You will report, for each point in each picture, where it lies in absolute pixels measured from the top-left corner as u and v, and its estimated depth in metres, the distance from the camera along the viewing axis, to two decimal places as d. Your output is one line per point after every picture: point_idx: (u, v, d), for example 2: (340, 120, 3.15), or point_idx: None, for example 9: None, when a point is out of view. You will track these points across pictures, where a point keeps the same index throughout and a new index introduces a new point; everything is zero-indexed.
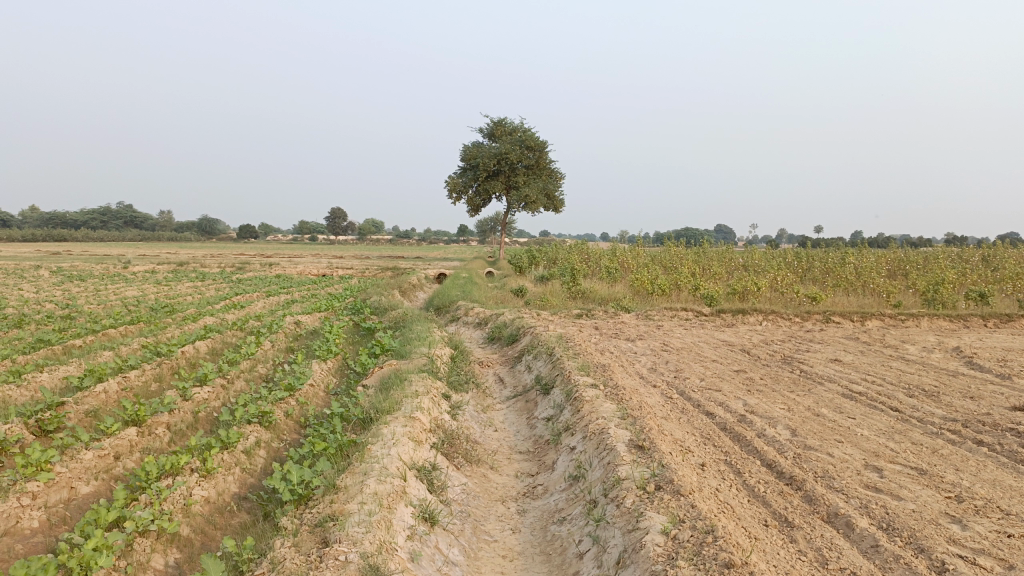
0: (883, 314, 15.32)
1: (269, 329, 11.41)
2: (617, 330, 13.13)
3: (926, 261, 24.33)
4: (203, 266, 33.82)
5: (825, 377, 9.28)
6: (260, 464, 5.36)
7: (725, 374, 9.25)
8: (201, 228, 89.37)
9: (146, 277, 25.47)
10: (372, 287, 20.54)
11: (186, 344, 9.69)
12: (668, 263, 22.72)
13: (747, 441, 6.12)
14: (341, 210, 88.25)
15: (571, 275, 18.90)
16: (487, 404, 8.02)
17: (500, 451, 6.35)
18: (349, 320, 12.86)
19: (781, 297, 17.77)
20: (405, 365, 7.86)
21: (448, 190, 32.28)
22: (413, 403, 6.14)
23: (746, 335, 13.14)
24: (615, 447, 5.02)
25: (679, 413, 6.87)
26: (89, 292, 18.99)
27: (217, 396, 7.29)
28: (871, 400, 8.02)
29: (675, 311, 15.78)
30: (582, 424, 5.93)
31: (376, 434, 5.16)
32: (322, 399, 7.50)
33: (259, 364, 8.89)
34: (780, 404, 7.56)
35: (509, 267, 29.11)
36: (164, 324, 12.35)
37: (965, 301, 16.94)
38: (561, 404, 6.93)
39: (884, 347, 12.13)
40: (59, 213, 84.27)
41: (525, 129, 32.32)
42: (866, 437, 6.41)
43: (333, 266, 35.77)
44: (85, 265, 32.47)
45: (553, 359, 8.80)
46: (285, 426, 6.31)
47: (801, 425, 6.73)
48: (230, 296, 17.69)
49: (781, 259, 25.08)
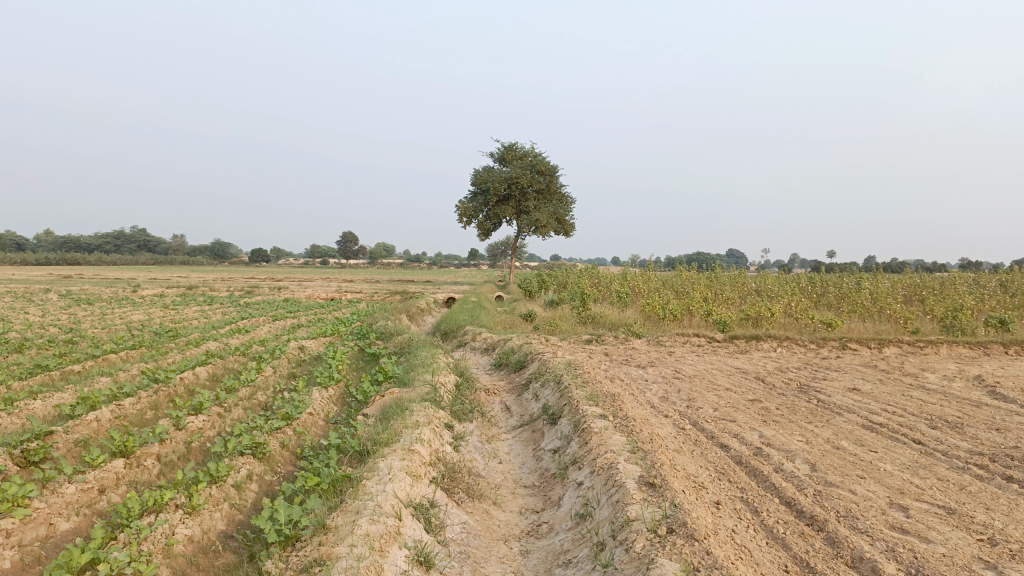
0: (901, 341, 14.95)
1: (272, 355, 11.20)
2: (628, 357, 12.85)
3: (943, 286, 23.93)
4: (212, 290, 33.80)
5: (843, 407, 8.95)
6: (250, 499, 5.11)
7: (740, 404, 8.93)
8: (213, 251, 89.80)
9: (154, 301, 25.44)
10: (380, 312, 20.37)
11: (186, 371, 9.49)
12: (680, 288, 22.44)
13: (764, 477, 5.81)
14: (352, 235, 88.57)
15: (581, 300, 18.64)
16: (492, 434, 7.74)
17: (504, 485, 6.06)
18: (354, 345, 12.64)
19: (795, 323, 17.45)
20: (406, 393, 7.60)
21: (458, 214, 32.20)
22: (413, 434, 5.87)
23: (760, 362, 12.81)
24: (624, 484, 4.73)
25: (692, 445, 6.57)
26: (96, 315, 18.90)
27: (212, 425, 7.06)
28: (892, 432, 7.69)
29: (687, 337, 15.48)
30: (590, 458, 5.64)
31: (372, 468, 4.90)
32: (321, 428, 7.26)
33: (258, 391, 8.66)
34: (797, 436, 7.25)
35: (519, 291, 28.89)
36: (167, 349, 12.17)
37: (985, 328, 16.56)
38: (568, 436, 6.64)
39: (903, 375, 11.78)
40: (74, 236, 84.99)
41: (535, 154, 32.25)
42: (890, 472, 6.08)
43: (342, 290, 35.61)
44: (94, 289, 32.45)
45: (561, 387, 8.52)
46: (280, 457, 6.08)
47: (820, 459, 6.41)
48: (237, 320, 17.55)
49: (794, 284, 24.74)
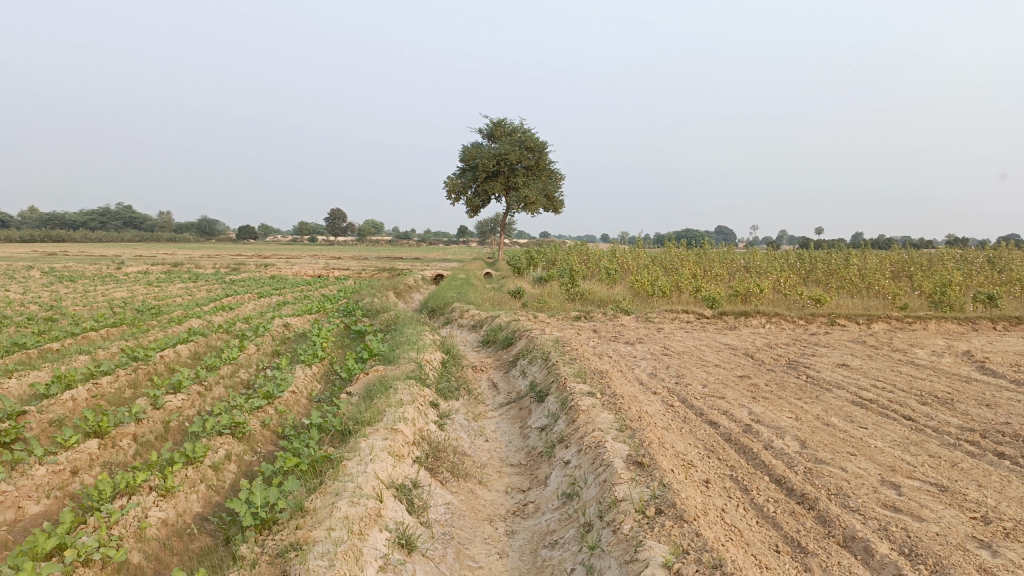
0: (889, 317, 14.92)
1: (255, 333, 11.02)
2: (617, 333, 12.75)
3: (930, 262, 23.96)
4: (197, 267, 33.41)
5: (833, 383, 8.88)
6: (228, 480, 4.98)
7: (729, 380, 8.85)
8: (200, 228, 88.99)
9: (138, 278, 25.14)
10: (367, 288, 20.21)
11: (167, 349, 9.31)
12: (669, 265, 22.36)
13: (754, 455, 5.72)
14: (340, 212, 88.01)
15: (570, 276, 18.52)
16: (479, 412, 7.62)
17: (490, 464, 5.95)
18: (340, 322, 12.48)
19: (784, 299, 17.40)
20: (391, 371, 7.45)
21: (447, 190, 31.92)
22: (396, 413, 5.74)
23: (749, 338, 12.75)
24: (612, 463, 4.61)
25: (681, 423, 6.48)
26: (78, 293, 18.63)
27: (192, 404, 6.91)
28: (882, 408, 7.62)
29: (676, 314, 15.39)
30: (578, 436, 5.52)
31: (353, 448, 4.76)
32: (303, 407, 7.12)
33: (240, 370, 8.49)
34: (787, 413, 7.17)
35: (508, 268, 28.70)
36: (148, 326, 11.97)
37: (973, 304, 16.56)
38: (555, 413, 6.52)
39: (892, 351, 11.74)
40: (58, 213, 84.01)
41: (524, 129, 31.92)
42: (881, 450, 6.00)
43: (329, 268, 35.30)
44: (78, 266, 32.04)
45: (548, 364, 8.40)
46: (260, 437, 5.94)
47: (811, 435, 6.33)
48: (222, 297, 17.33)
49: (783, 260, 24.72)
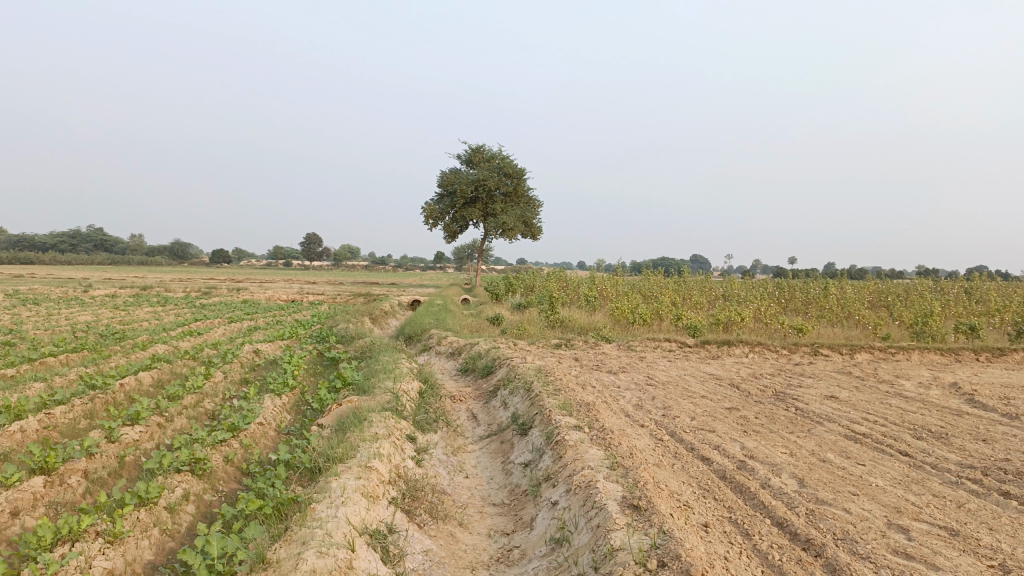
0: (872, 347, 14.77)
1: (224, 359, 10.54)
2: (599, 362, 12.44)
3: (907, 292, 24.04)
4: (167, 290, 32.66)
5: (824, 416, 8.60)
6: (184, 524, 4.55)
7: (717, 412, 8.54)
8: (173, 251, 87.74)
9: (105, 301, 24.41)
10: (342, 314, 19.75)
11: (128, 377, 8.81)
12: (648, 292, 22.16)
13: (752, 494, 5.39)
14: (316, 236, 87.36)
15: (550, 303, 18.22)
16: (458, 446, 7.23)
17: (471, 503, 5.56)
18: (313, 349, 12.03)
19: (765, 328, 17.23)
20: (365, 402, 7.04)
21: (425, 215, 31.61)
22: (371, 449, 5.34)
23: (733, 368, 12.50)
24: (606, 506, 4.25)
25: (672, 459, 6.14)
26: (40, 316, 17.93)
27: (150, 437, 6.44)
28: (877, 443, 7.34)
29: (658, 342, 15.11)
30: (566, 474, 5.16)
31: (323, 489, 4.36)
32: (271, 440, 6.67)
33: (204, 400, 8.02)
34: (781, 448, 6.86)
35: (486, 294, 28.38)
36: (110, 351, 11.41)
37: (953, 334, 16.51)
38: (540, 449, 6.15)
39: (879, 382, 11.53)
40: (27, 235, 82.34)
41: (503, 156, 31.82)
42: (883, 489, 5.71)
43: (305, 292, 34.77)
44: (43, 288, 31.19)
45: (531, 395, 8.03)
46: (222, 474, 5.51)
47: (808, 473, 6.02)
48: (190, 322, 16.78)
49: (761, 289, 24.68)
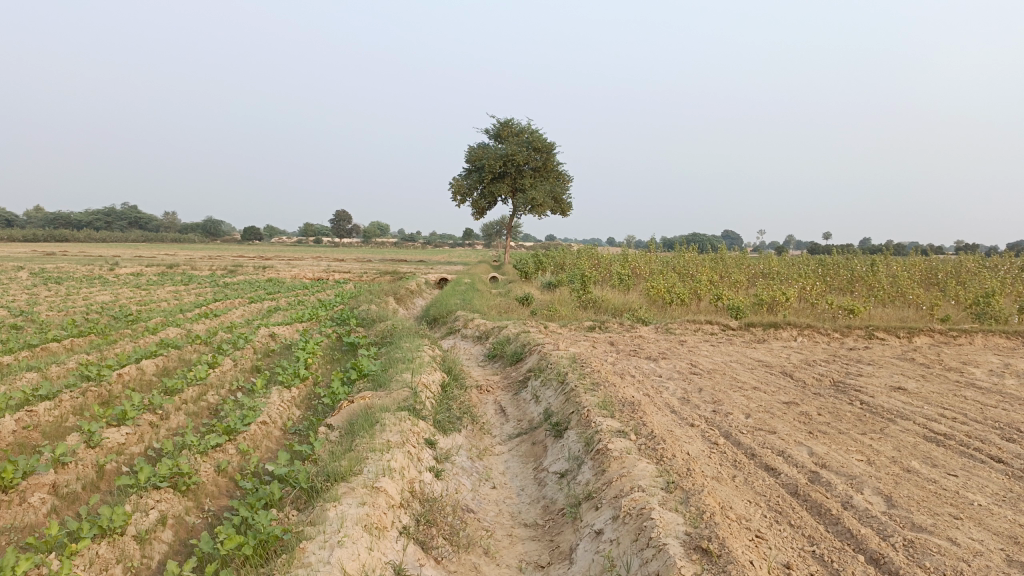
0: (931, 330, 13.67)
1: (234, 346, 9.82)
2: (637, 347, 11.53)
3: (958, 269, 22.72)
4: (192, 268, 32.19)
5: (894, 412, 7.63)
6: (156, 557, 3.83)
7: (774, 407, 7.62)
8: (204, 229, 87.86)
9: (127, 280, 23.91)
10: (365, 294, 19.06)
11: (128, 366, 8.12)
12: (684, 269, 21.11)
13: (835, 519, 4.51)
14: (345, 213, 86.89)
15: (581, 282, 17.29)
16: (484, 448, 6.44)
17: (498, 525, 4.76)
18: (331, 334, 11.27)
19: (811, 309, 16.15)
20: (380, 399, 6.24)
21: (452, 191, 30.72)
22: (380, 462, 4.54)
23: (782, 354, 11.52)
24: (667, 549, 3.41)
25: (733, 470, 5.28)
26: (57, 296, 17.40)
27: (139, 440, 5.75)
28: (963, 447, 6.40)
29: (699, 325, 14.15)
30: (612, 495, 4.31)
31: (318, 521, 3.58)
32: (274, 442, 5.92)
33: (206, 393, 7.29)
34: (856, 454, 5.94)
35: (515, 272, 27.56)
36: (118, 336, 10.75)
37: (1018, 315, 15.33)
38: (578, 458, 5.32)
39: (946, 370, 10.48)
40: (62, 213, 82.78)
41: (531, 129, 30.69)
42: (988, 509, 4.79)
43: (329, 270, 34.05)
44: (71, 267, 30.90)
45: (566, 389, 7.17)
46: (210, 488, 4.78)
47: (895, 489, 5.11)
48: (208, 303, 16.14)
49: (803, 266, 23.49)
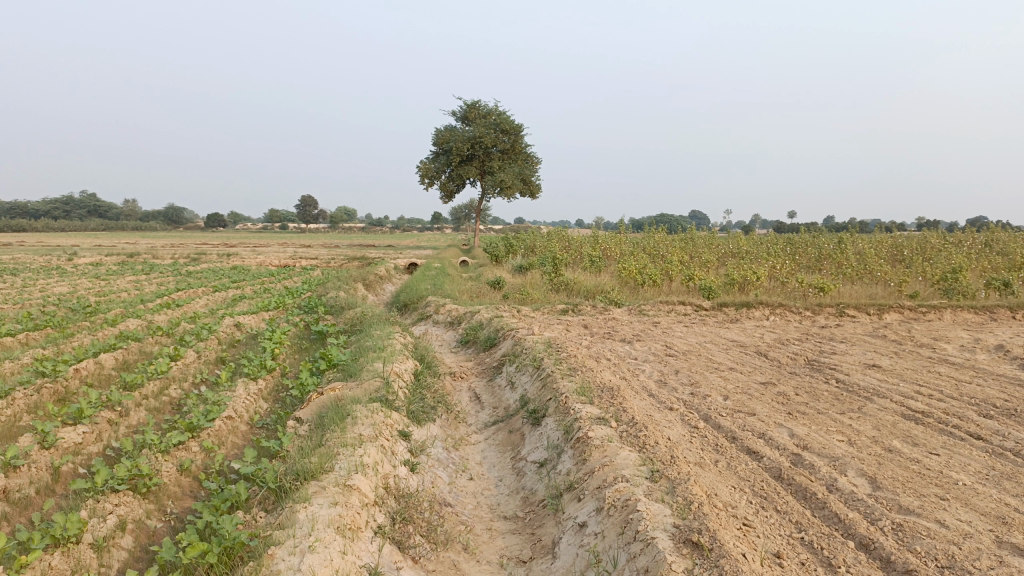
0: (901, 306, 13.77)
1: (198, 337, 9.50)
2: (611, 330, 11.42)
3: (924, 245, 22.97)
4: (155, 257, 31.43)
5: (871, 390, 7.60)
6: (115, 566, 3.60)
7: (751, 388, 7.55)
8: (167, 216, 86.07)
9: (86, 270, 23.23)
10: (333, 280, 18.72)
11: (86, 361, 7.79)
12: (655, 250, 21.05)
13: (821, 503, 4.41)
14: (311, 199, 85.70)
15: (553, 265, 17.13)
16: (459, 438, 6.26)
17: (477, 518, 4.59)
18: (299, 322, 10.97)
19: (782, 288, 16.19)
20: (350, 390, 6.03)
21: (420, 174, 30.31)
22: (352, 457, 4.34)
23: (756, 333, 11.50)
24: (655, 543, 3.27)
25: (715, 455, 5.16)
26: (12, 289, 16.78)
27: (98, 439, 5.48)
28: (942, 425, 6.36)
29: (672, 306, 14.09)
30: (595, 486, 4.16)
31: (287, 525, 3.38)
32: (241, 437, 5.68)
33: (168, 387, 7.00)
34: (838, 435, 5.87)
35: (485, 256, 27.32)
36: (76, 329, 10.35)
37: (983, 290, 15.53)
38: (557, 447, 5.17)
39: (918, 347, 10.52)
40: (18, 202, 80.46)
41: (499, 111, 30.35)
42: (972, 489, 4.73)
43: (296, 256, 33.50)
44: (28, 257, 29.99)
45: (542, 375, 7.02)
46: (173, 489, 4.54)
47: (879, 470, 5.03)
48: (171, 292, 15.68)
49: (772, 245, 23.59)
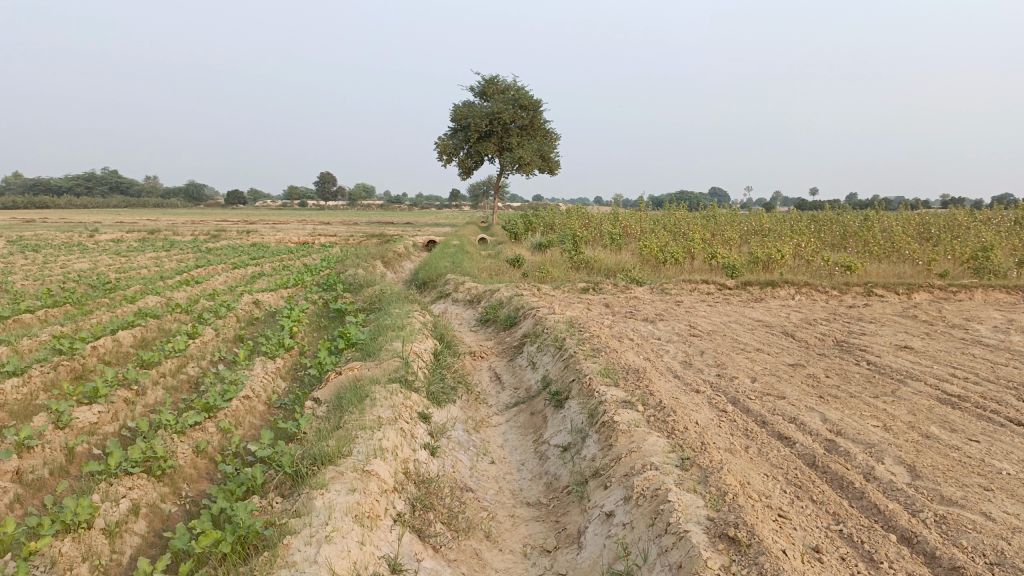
0: (930, 286, 13.42)
1: (216, 314, 9.42)
2: (633, 309, 11.21)
3: (952, 223, 22.45)
4: (174, 234, 31.50)
5: (904, 373, 7.36)
6: (127, 553, 3.50)
7: (779, 370, 7.34)
8: (187, 193, 86.46)
9: (107, 247, 23.29)
10: (351, 258, 18.60)
11: (103, 338, 7.71)
12: (676, 228, 20.73)
13: (859, 493, 4.23)
14: (330, 175, 85.61)
15: (573, 242, 16.90)
16: (480, 419, 6.13)
17: (499, 505, 4.46)
18: (317, 300, 10.85)
19: (806, 267, 15.86)
20: (369, 371, 5.90)
21: (438, 151, 30.08)
22: (370, 441, 4.20)
23: (781, 313, 11.24)
24: (689, 537, 3.10)
25: (745, 440, 4.98)
26: (32, 265, 16.83)
27: (113, 419, 5.39)
28: (980, 409, 6.13)
29: (694, 285, 13.84)
30: (622, 474, 4.00)
31: (304, 514, 3.25)
32: (258, 418, 5.58)
33: (186, 365, 6.91)
34: (872, 420, 5.66)
35: (504, 234, 27.09)
36: (95, 306, 10.30)
37: (1015, 269, 15.12)
38: (581, 431, 5.01)
39: (950, 328, 10.23)
40: (42, 179, 81.04)
41: (518, 86, 29.96)
42: (1017, 479, 4.52)
43: (315, 233, 33.51)
44: (50, 234, 30.10)
45: (565, 355, 6.85)
46: (188, 471, 4.43)
47: (918, 458, 4.83)
48: (190, 269, 15.64)
49: (796, 222, 23.17)
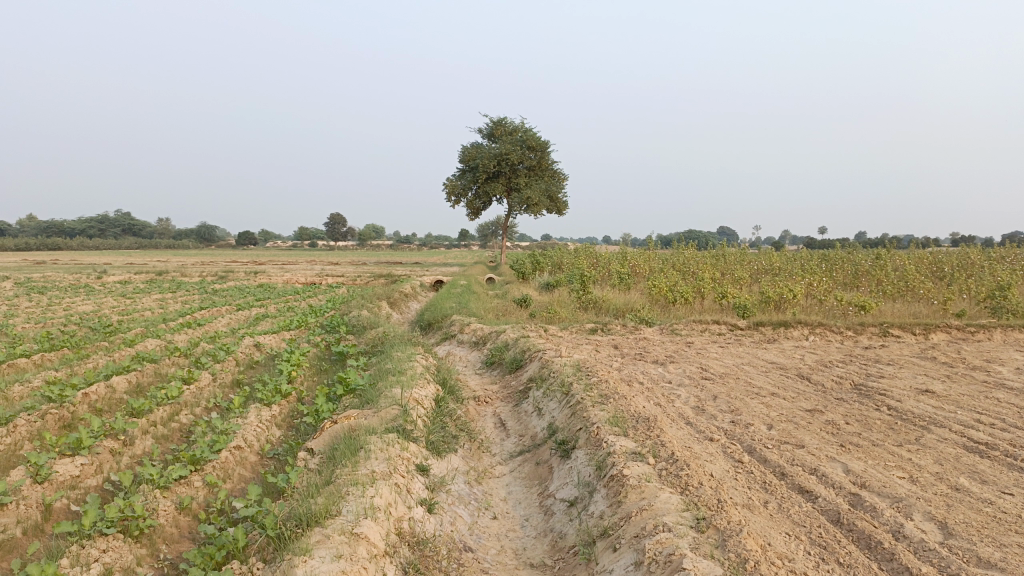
0: (948, 326, 13.10)
1: (215, 358, 9.19)
2: (643, 351, 10.92)
3: (966, 262, 22.13)
4: (182, 275, 31.47)
5: (927, 419, 7.03)
6: None
7: (796, 416, 7.01)
8: (198, 235, 87.04)
9: (113, 289, 23.21)
10: (357, 298, 18.43)
11: (97, 384, 7.47)
12: (685, 267, 20.50)
13: (889, 553, 3.91)
14: (340, 216, 86.13)
15: (581, 282, 16.68)
16: (482, 470, 5.84)
17: (500, 566, 4.16)
18: (319, 343, 10.62)
19: (819, 306, 15.55)
20: (365, 419, 5.64)
21: (446, 192, 30.12)
22: (362, 498, 3.93)
23: (795, 355, 10.93)
24: None
25: (764, 495, 4.68)
26: (37, 307, 16.71)
27: (97, 472, 5.14)
28: (1010, 458, 5.79)
29: (705, 325, 13.55)
30: (632, 535, 3.71)
31: None
32: (249, 470, 5.31)
33: (178, 413, 6.65)
34: (897, 471, 5.35)
35: (512, 273, 26.95)
36: (92, 350, 10.09)
37: None
38: (588, 485, 4.72)
39: (971, 370, 9.88)
40: (55, 221, 81.81)
41: (526, 128, 30.09)
42: None
43: (323, 274, 33.42)
44: (59, 276, 30.11)
45: (571, 401, 6.57)
46: (169, 530, 4.17)
47: (949, 514, 4.50)
48: (194, 311, 15.47)
49: (807, 260, 22.91)
